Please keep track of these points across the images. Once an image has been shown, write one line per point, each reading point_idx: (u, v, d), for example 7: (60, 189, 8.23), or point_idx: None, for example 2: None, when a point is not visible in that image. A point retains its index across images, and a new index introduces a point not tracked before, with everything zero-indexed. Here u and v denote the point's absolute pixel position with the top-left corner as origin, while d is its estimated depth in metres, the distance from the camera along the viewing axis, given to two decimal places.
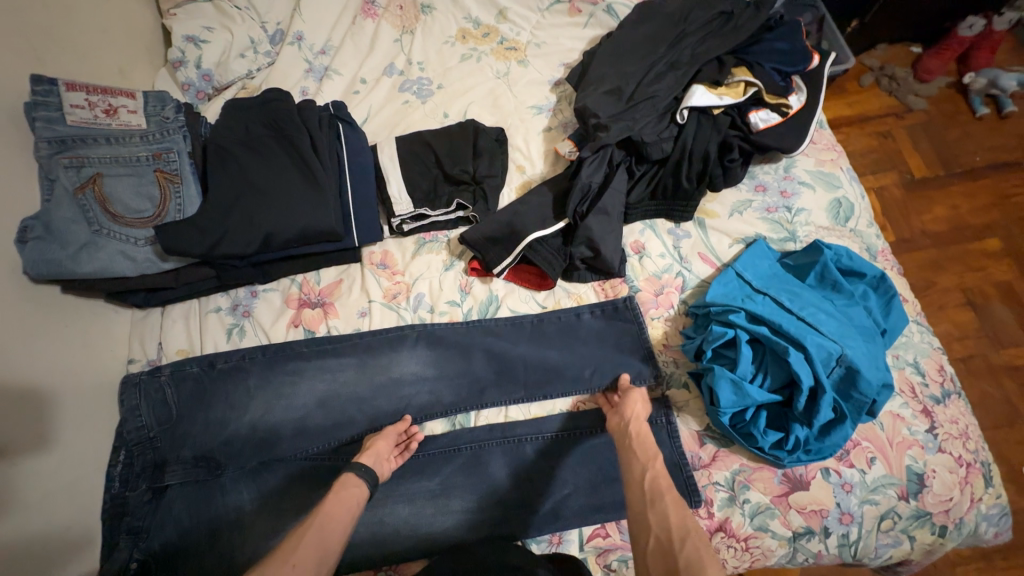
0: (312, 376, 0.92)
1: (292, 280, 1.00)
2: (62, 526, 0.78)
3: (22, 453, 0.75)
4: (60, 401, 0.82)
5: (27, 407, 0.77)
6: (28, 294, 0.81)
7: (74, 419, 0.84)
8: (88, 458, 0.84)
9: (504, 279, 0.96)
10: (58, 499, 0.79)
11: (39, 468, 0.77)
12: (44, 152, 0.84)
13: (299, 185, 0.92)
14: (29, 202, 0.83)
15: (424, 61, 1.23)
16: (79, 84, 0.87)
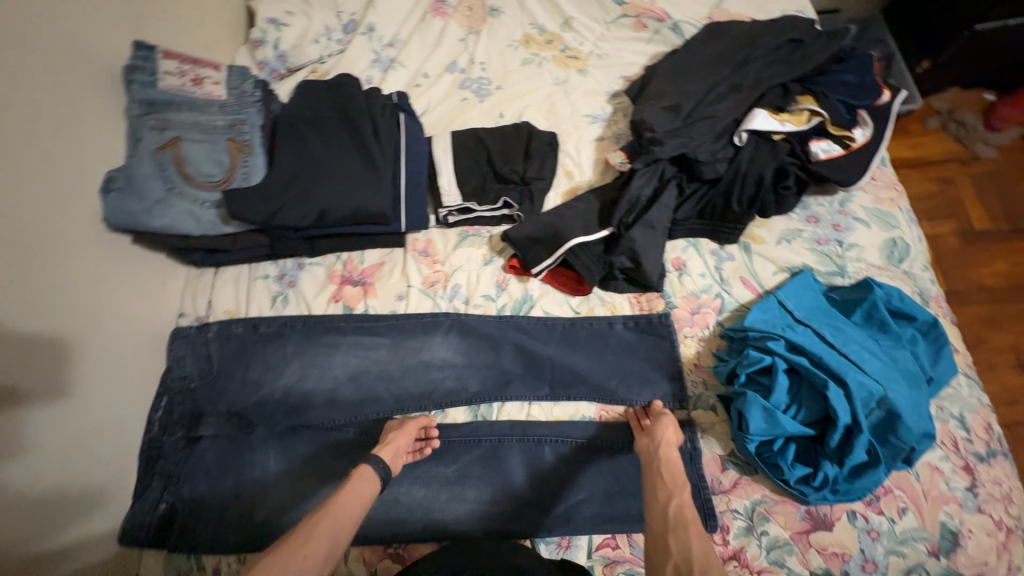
0: (347, 350, 0.95)
1: (338, 257, 1.05)
2: (102, 463, 0.83)
3: (74, 389, 0.80)
4: (112, 347, 0.87)
5: (80, 349, 0.82)
6: (99, 244, 0.87)
7: (125, 361, 0.89)
8: (133, 403, 0.89)
9: (541, 280, 0.98)
10: (104, 433, 0.84)
11: (92, 402, 0.83)
12: (135, 112, 0.91)
13: (358, 167, 0.96)
14: (114, 155, 0.90)
15: (485, 62, 1.27)
16: (174, 54, 0.94)
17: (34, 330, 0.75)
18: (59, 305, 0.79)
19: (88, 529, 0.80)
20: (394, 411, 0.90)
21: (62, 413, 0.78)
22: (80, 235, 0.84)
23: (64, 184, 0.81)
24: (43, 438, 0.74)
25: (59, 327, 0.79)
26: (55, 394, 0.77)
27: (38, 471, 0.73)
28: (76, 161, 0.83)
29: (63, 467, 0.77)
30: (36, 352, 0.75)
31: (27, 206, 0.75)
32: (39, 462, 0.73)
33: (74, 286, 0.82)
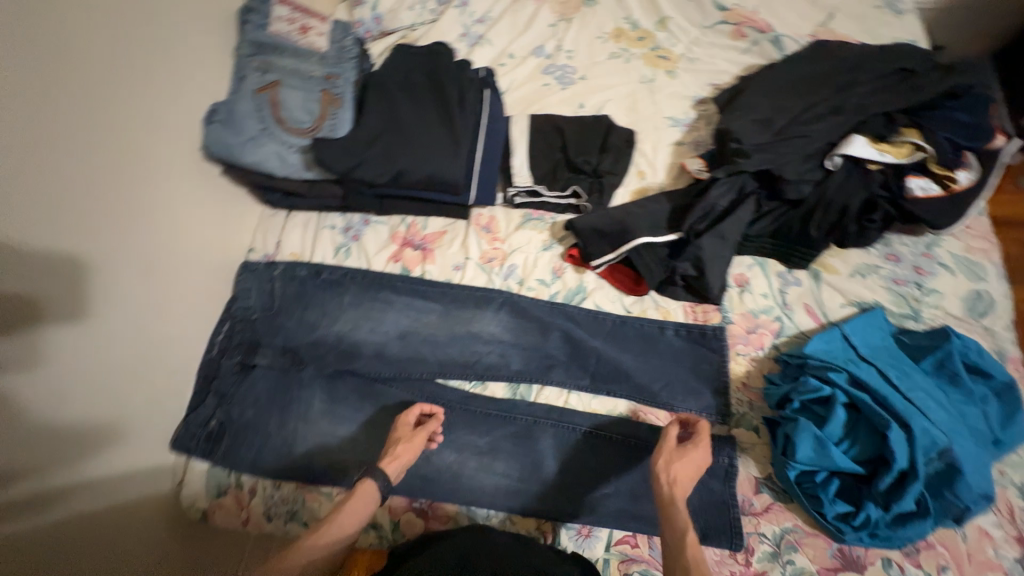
0: (400, 309, 0.98)
1: (403, 220, 1.08)
2: (166, 380, 0.89)
3: (150, 308, 0.86)
4: (185, 275, 0.93)
5: (151, 268, 0.87)
6: (184, 178, 0.93)
7: (191, 283, 0.94)
8: (198, 329, 0.95)
9: (598, 274, 0.98)
10: (164, 348, 0.88)
11: (155, 317, 0.87)
12: (244, 51, 0.98)
13: (439, 134, 0.97)
14: (217, 91, 0.97)
15: (572, 51, 1.27)
16: (288, 3, 1.00)
17: (121, 246, 0.81)
18: (143, 228, 0.85)
19: (151, 447, 0.86)
20: (437, 375, 0.92)
21: (139, 329, 0.84)
22: (169, 166, 0.89)
23: (159, 116, 0.86)
24: (121, 348, 0.80)
25: (140, 248, 0.84)
26: (135, 309, 0.83)
27: (117, 380, 0.79)
28: (182, 94, 0.90)
29: (134, 380, 0.83)
30: (121, 268, 0.81)
31: (128, 131, 0.81)
32: (118, 369, 0.80)
33: (152, 208, 0.86)
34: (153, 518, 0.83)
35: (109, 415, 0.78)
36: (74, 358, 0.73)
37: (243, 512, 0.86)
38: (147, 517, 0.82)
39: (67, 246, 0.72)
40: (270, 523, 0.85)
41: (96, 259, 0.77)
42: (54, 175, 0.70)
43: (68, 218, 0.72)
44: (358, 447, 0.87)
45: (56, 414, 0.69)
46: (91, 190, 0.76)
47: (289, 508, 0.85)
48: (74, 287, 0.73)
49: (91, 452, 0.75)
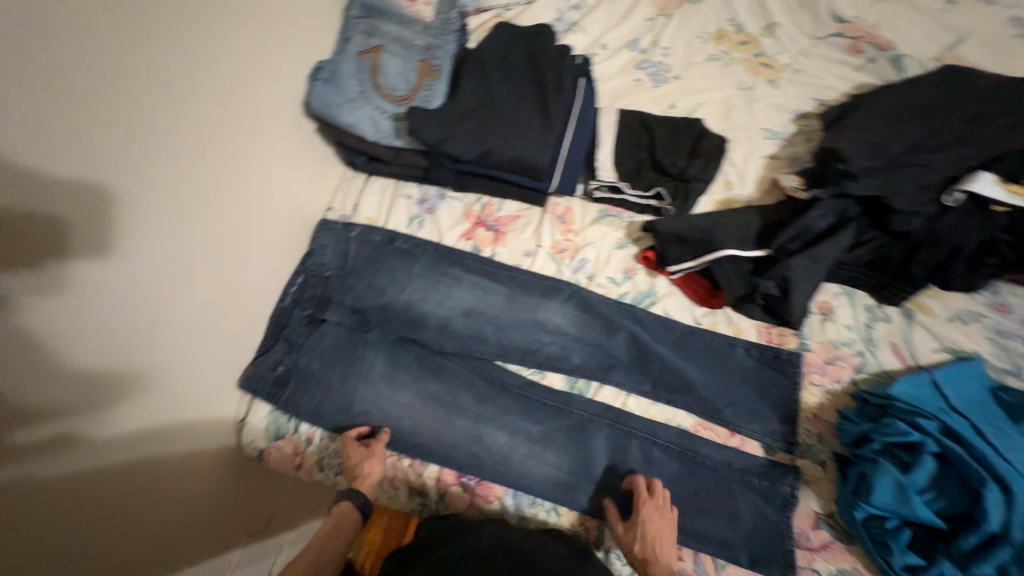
0: (467, 287, 0.98)
1: (479, 199, 1.08)
2: (237, 330, 0.91)
3: (225, 262, 0.88)
4: (259, 233, 0.94)
5: (212, 215, 0.84)
6: (269, 137, 0.94)
7: (253, 236, 0.93)
8: (269, 285, 0.97)
9: (672, 280, 0.96)
10: (216, 299, 0.87)
11: (210, 265, 0.85)
12: (355, 13, 1.00)
13: (532, 117, 0.95)
14: (324, 52, 1.00)
15: (669, 48, 1.23)
16: None
17: (203, 199, 0.82)
18: (223, 184, 0.86)
19: (212, 398, 0.89)
20: (497, 357, 0.92)
21: (213, 281, 0.85)
22: (255, 124, 0.90)
23: (254, 74, 0.87)
24: (194, 298, 0.82)
25: (220, 203, 0.85)
26: (190, 254, 0.81)
27: (186, 329, 0.81)
28: (295, 54, 0.95)
29: (202, 331, 0.85)
30: (201, 220, 0.82)
31: (225, 86, 0.82)
32: (188, 318, 0.82)
33: (219, 153, 0.83)
34: (208, 463, 0.87)
35: (175, 363, 0.80)
36: (146, 305, 0.74)
37: (297, 458, 0.90)
38: (201, 463, 0.86)
39: (150, 195, 0.72)
40: (322, 472, 0.90)
41: (178, 210, 0.78)
42: (147, 122, 0.70)
43: (155, 166, 0.73)
44: (413, 414, 0.88)
45: (122, 358, 0.71)
46: (181, 141, 0.76)
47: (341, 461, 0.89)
48: (153, 236, 0.74)
49: (155, 398, 0.77)
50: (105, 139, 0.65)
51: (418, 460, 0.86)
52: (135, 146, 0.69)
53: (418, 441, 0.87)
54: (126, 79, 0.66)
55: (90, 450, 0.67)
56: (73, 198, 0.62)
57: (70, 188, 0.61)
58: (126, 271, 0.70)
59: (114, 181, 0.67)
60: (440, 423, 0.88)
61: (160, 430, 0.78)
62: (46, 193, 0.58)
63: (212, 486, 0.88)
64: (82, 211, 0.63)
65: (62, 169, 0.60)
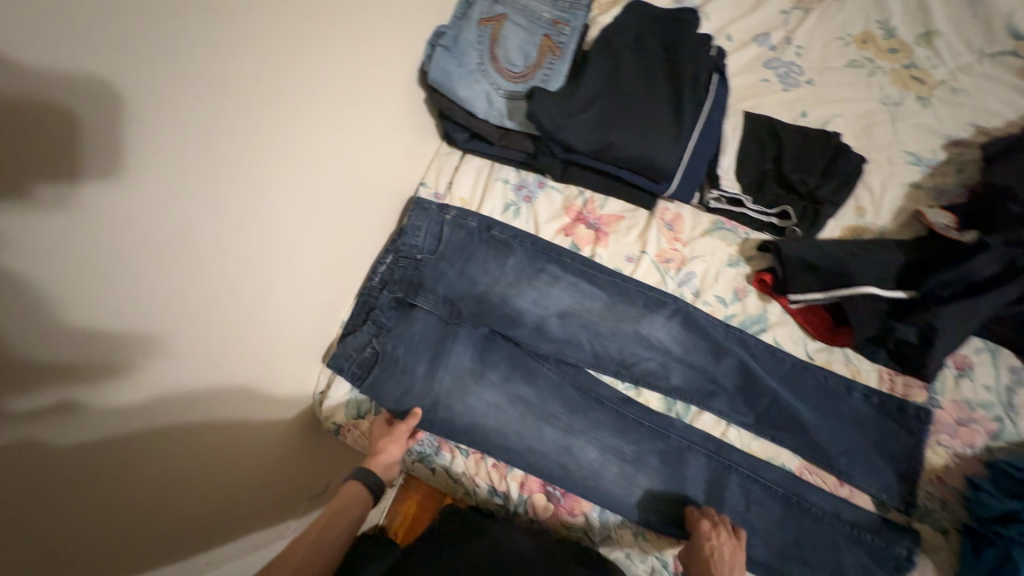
0: (565, 288, 0.93)
1: (580, 192, 1.01)
2: (293, 303, 0.84)
3: (285, 229, 0.78)
4: (328, 202, 0.85)
5: (283, 177, 0.75)
6: (354, 97, 0.83)
7: (328, 205, 0.85)
8: (330, 258, 0.89)
9: (788, 309, 0.89)
10: (274, 270, 0.78)
11: (273, 233, 0.76)
12: None
13: (662, 113, 0.87)
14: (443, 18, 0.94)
15: (803, 46, 1.11)
16: None
17: (269, 156, 0.71)
18: (302, 145, 0.76)
19: (259, 372, 0.81)
20: (590, 365, 0.88)
21: (267, 248, 0.76)
22: (343, 80, 0.80)
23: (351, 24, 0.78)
24: (246, 265, 0.73)
25: (293, 164, 0.76)
26: (248, 217, 0.71)
27: (237, 301, 0.73)
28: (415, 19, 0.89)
29: (251, 301, 0.76)
30: (263, 178, 0.72)
31: (318, 34, 0.72)
32: (238, 286, 0.73)
33: (299, 108, 0.74)
34: (244, 439, 0.81)
35: (221, 333, 0.72)
36: (190, 266, 0.64)
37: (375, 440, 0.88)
38: (239, 440, 0.80)
39: (206, 140, 0.62)
40: None
41: (243, 166, 0.68)
42: (216, 56, 0.59)
43: (218, 108, 0.62)
44: (500, 415, 0.85)
45: (162, 323, 0.63)
46: (254, 90, 0.66)
47: (422, 450, 0.87)
48: (205, 189, 0.64)
49: (195, 370, 0.69)
50: (163, 67, 0.54)
51: (502, 462, 0.84)
52: (197, 81, 0.58)
53: (503, 442, 0.84)
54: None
55: (111, 419, 0.60)
56: (110, 128, 0.51)
57: (108, 117, 0.51)
58: (173, 226, 0.61)
59: (165, 116, 0.56)
60: (526, 429, 0.84)
61: (198, 403, 0.71)
62: (75, 117, 0.48)
63: (244, 461, 0.82)
64: (121, 146, 0.53)
65: (101, 93, 0.49)
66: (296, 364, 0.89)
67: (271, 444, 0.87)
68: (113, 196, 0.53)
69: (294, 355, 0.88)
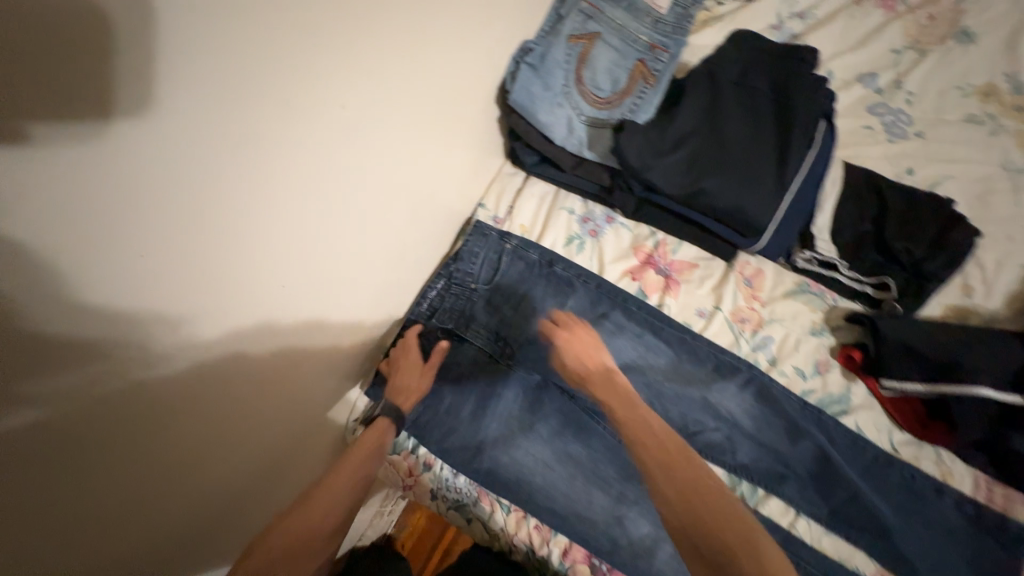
0: (628, 339, 0.86)
1: (652, 232, 0.93)
2: (335, 326, 0.76)
3: (340, 253, 0.70)
4: (386, 216, 0.77)
5: (349, 191, 0.67)
6: (431, 106, 0.75)
7: (385, 223, 0.77)
8: (377, 281, 0.81)
9: (875, 392, 0.80)
10: (323, 292, 0.70)
11: (329, 253, 0.68)
12: None
13: (766, 163, 0.78)
14: (531, 30, 0.86)
15: (914, 92, 1.00)
16: None
17: (337, 175, 0.64)
18: (372, 154, 0.68)
19: (292, 382, 0.71)
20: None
21: (317, 270, 0.67)
22: (424, 84, 0.70)
23: (448, 35, 0.70)
24: (294, 287, 0.64)
25: (362, 174, 0.68)
26: (305, 232, 0.63)
27: (285, 323, 0.65)
28: (506, 33, 0.81)
29: (291, 317, 0.66)
30: (325, 191, 0.63)
31: (412, 44, 0.64)
32: (286, 306, 0.64)
33: (378, 117, 0.65)
34: (262, 450, 0.71)
35: (258, 350, 0.62)
36: (230, 274, 0.54)
37: (409, 478, 0.83)
38: (263, 460, 0.73)
39: (271, 136, 0.52)
40: (433, 500, 0.83)
41: (309, 174, 0.59)
42: (302, 51, 0.51)
43: (291, 107, 0.53)
44: (547, 472, 0.79)
45: (194, 342, 0.52)
46: (336, 89, 0.57)
47: (457, 498, 0.81)
48: (260, 194, 0.54)
49: (223, 380, 0.58)
50: (239, 50, 0.45)
51: (545, 525, 0.77)
52: (273, 71, 0.49)
53: (549, 504, 0.78)
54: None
55: (129, 449, 0.50)
56: (158, 99, 0.40)
57: (160, 86, 0.40)
58: (215, 225, 0.50)
59: (228, 97, 0.46)
60: (575, 490, 0.78)
61: (223, 413, 0.61)
62: (117, 76, 0.36)
63: (258, 472, 0.72)
64: (171, 126, 0.42)
65: (157, 51, 0.38)
66: (331, 386, 0.81)
67: (285, 455, 0.77)
68: (152, 183, 0.42)
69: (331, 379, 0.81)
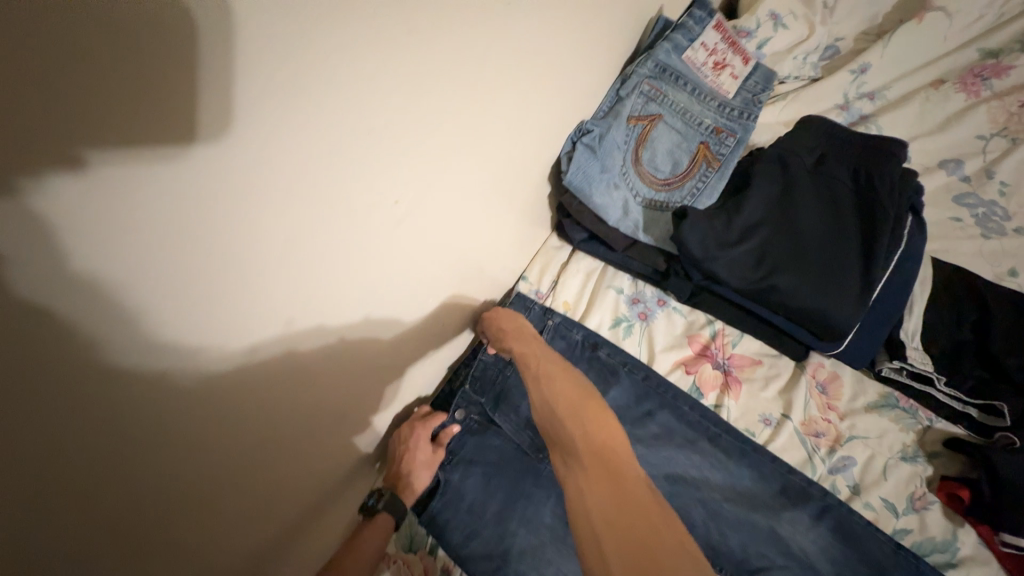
0: (678, 447, 0.76)
1: (709, 321, 0.85)
2: (356, 405, 0.70)
3: (376, 331, 0.66)
4: (426, 291, 0.72)
5: (393, 271, 0.63)
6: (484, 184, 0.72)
7: (424, 298, 0.73)
8: (410, 357, 0.76)
9: (991, 545, 0.65)
10: (348, 378, 0.64)
11: (363, 335, 0.63)
12: (645, 71, 0.81)
13: (848, 262, 0.70)
14: (590, 109, 0.84)
15: (1008, 183, 0.91)
16: (721, 31, 0.83)
17: (384, 259, 0.60)
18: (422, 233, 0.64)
19: (309, 452, 0.64)
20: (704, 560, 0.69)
21: (347, 352, 0.62)
22: (479, 163, 0.68)
23: (512, 109, 0.68)
24: (327, 370, 0.60)
25: (407, 254, 0.64)
26: (342, 315, 0.58)
27: (309, 407, 0.60)
28: (565, 110, 0.79)
29: (317, 402, 0.61)
30: (369, 273, 0.59)
31: (473, 127, 0.62)
32: (315, 393, 0.59)
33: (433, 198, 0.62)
34: (270, 534, 0.63)
35: (276, 432, 0.56)
36: (269, 335, 0.49)
37: None
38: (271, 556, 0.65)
39: (330, 217, 0.49)
40: None
41: (355, 257, 0.55)
42: (373, 137, 0.48)
43: (346, 198, 0.49)
44: None
45: (214, 431, 0.47)
46: (395, 175, 0.54)
47: None
48: (309, 274, 0.50)
49: (239, 450, 0.52)
50: (303, 142, 0.41)
51: None
52: (340, 156, 0.46)
53: None
54: (379, 67, 0.44)
55: (127, 554, 0.44)
56: (231, 145, 0.36)
57: (235, 135, 0.36)
58: (261, 284, 0.45)
59: (298, 159, 0.42)
60: None
61: (233, 486, 0.53)
62: (198, 119, 0.32)
63: (262, 559, 0.63)
64: (226, 219, 0.38)
65: (237, 104, 0.34)
66: (349, 459, 0.74)
67: (294, 538, 0.68)
68: (209, 231, 0.37)
69: (354, 455, 0.75)
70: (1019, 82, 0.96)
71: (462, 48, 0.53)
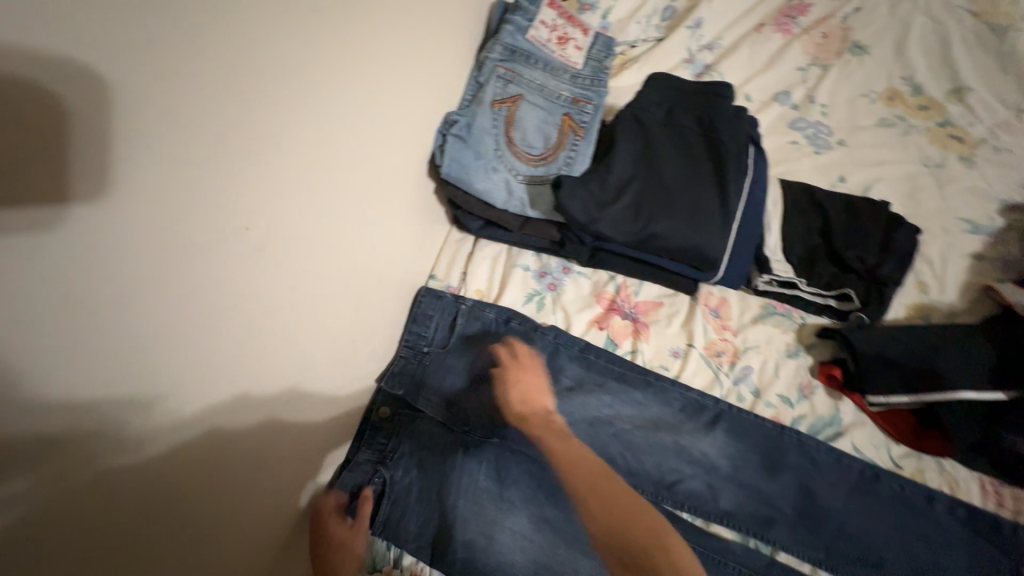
0: (590, 392, 0.81)
1: (611, 277, 0.91)
2: (287, 449, 0.66)
3: (283, 367, 0.62)
4: (333, 315, 0.70)
5: (288, 302, 0.60)
6: (367, 195, 0.71)
7: (331, 321, 0.70)
8: (331, 385, 0.73)
9: (863, 407, 0.78)
10: (267, 424, 0.61)
11: (268, 373, 0.59)
12: (496, 56, 0.85)
13: (708, 198, 0.78)
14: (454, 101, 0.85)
15: (827, 104, 1.06)
16: (557, 7, 0.88)
17: (277, 289, 0.57)
18: (309, 255, 0.61)
19: (250, 504, 0.61)
20: None
21: (258, 396, 0.58)
22: (354, 174, 0.66)
23: (378, 113, 0.67)
24: (245, 418, 0.57)
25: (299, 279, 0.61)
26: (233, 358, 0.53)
27: (228, 464, 0.56)
28: (429, 105, 0.79)
29: (240, 457, 0.57)
30: (256, 307, 0.55)
31: (337, 139, 0.60)
32: (230, 449, 0.55)
33: (313, 219, 0.60)
34: None
35: (195, 498, 0.52)
36: (175, 384, 0.46)
37: None
38: None
39: (190, 259, 0.45)
40: None
41: (233, 296, 0.51)
42: (217, 166, 0.45)
43: (198, 234, 0.45)
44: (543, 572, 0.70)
45: (106, 515, 0.42)
46: (251, 199, 0.50)
47: None
48: (182, 325, 0.46)
49: (157, 528, 0.48)
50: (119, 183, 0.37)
51: None
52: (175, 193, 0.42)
53: None
54: (212, 90, 0.43)
55: None
56: (87, 184, 0.35)
57: (80, 179, 0.35)
58: (139, 341, 0.42)
59: (160, 197, 0.41)
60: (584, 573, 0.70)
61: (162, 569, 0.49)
62: None
63: None
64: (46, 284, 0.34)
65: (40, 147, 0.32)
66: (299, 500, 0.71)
67: None
68: (64, 284, 0.35)
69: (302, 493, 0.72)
70: (817, 18, 1.11)
71: (297, 60, 0.51)
